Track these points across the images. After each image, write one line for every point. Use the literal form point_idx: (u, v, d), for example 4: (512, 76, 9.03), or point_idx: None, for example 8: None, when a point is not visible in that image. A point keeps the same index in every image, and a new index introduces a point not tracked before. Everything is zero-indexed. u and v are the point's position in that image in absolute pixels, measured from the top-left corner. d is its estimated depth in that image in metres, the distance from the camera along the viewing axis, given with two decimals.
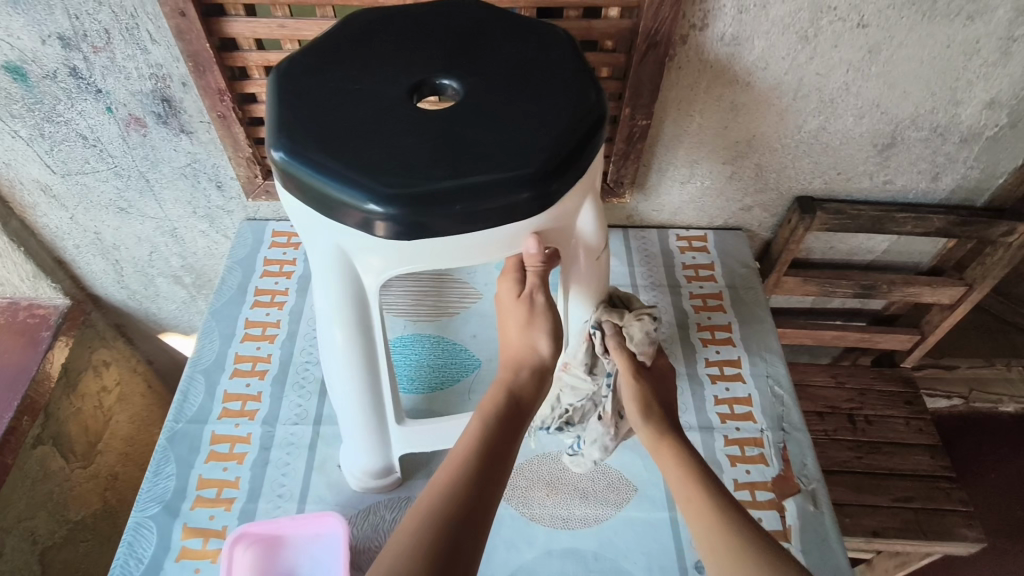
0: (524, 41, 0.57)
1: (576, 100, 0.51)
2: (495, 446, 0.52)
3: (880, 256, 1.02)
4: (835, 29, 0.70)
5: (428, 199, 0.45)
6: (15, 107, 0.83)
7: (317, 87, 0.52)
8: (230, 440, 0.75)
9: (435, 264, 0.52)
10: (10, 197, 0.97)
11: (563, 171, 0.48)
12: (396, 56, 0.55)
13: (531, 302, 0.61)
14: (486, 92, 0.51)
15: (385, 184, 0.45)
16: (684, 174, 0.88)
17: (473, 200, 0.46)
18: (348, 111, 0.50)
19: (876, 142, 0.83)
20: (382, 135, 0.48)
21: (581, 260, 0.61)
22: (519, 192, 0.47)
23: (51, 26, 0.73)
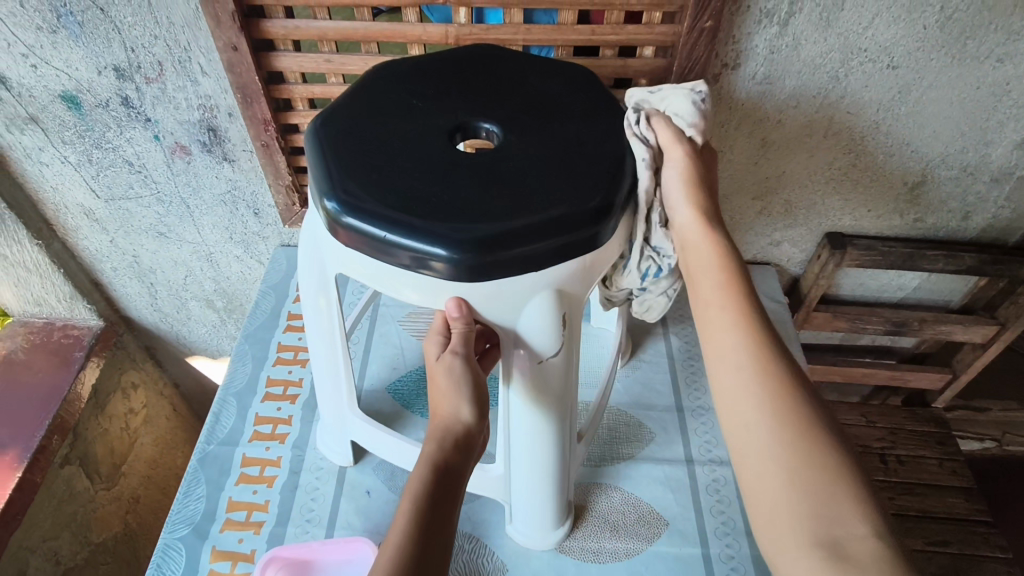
0: (599, 110, 0.55)
1: (579, 192, 0.48)
2: (433, 531, 0.46)
3: (911, 294, 1.01)
4: (866, 69, 0.72)
5: (367, 217, 0.45)
6: (67, 134, 0.86)
7: (389, 90, 0.55)
8: (261, 463, 0.75)
9: (370, 283, 0.50)
10: (55, 220, 1.00)
11: (504, 251, 0.45)
12: (465, 88, 0.56)
13: (450, 366, 0.52)
14: (513, 146, 0.51)
15: (347, 188, 0.47)
16: None
17: (402, 236, 0.45)
18: (386, 122, 0.52)
19: (907, 180, 0.83)
20: (385, 151, 0.49)
21: (522, 356, 0.52)
22: (447, 253, 0.45)
23: (107, 58, 0.77)
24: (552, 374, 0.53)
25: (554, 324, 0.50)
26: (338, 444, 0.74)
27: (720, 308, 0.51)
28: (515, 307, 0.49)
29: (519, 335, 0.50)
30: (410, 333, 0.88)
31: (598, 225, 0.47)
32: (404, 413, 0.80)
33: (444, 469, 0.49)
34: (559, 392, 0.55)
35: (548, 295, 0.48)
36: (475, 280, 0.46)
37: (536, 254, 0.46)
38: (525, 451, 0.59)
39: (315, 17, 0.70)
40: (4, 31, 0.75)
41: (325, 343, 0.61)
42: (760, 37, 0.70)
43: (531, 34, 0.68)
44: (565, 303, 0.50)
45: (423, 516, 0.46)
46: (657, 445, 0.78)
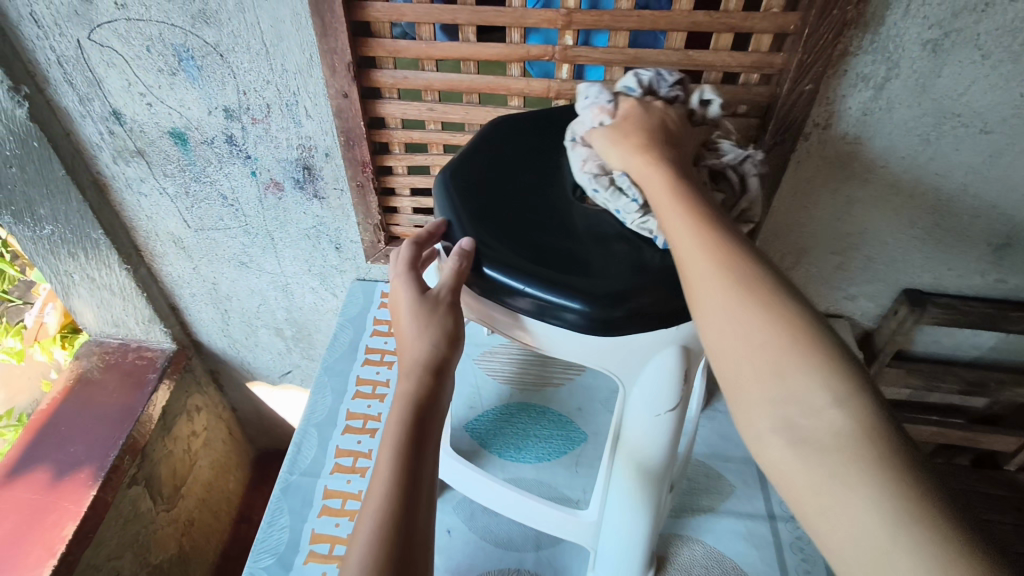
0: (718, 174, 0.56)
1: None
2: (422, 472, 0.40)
3: (986, 351, 0.99)
4: (958, 133, 0.72)
5: (506, 269, 0.48)
6: (169, 167, 0.91)
7: (510, 147, 0.57)
8: (342, 496, 0.76)
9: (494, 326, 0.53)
10: (144, 246, 1.04)
11: (638, 311, 0.46)
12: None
13: (434, 302, 0.48)
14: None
15: (485, 242, 0.49)
16: (790, 261, 0.90)
17: (537, 288, 0.47)
18: (512, 180, 0.54)
19: (991, 241, 0.83)
20: (516, 210, 0.52)
21: (642, 405, 0.52)
22: (583, 306, 0.46)
23: (219, 99, 0.82)
24: (668, 427, 0.53)
25: (676, 381, 0.49)
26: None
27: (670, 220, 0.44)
28: (638, 362, 0.49)
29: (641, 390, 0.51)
30: (486, 372, 0.89)
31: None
32: (482, 453, 0.80)
33: (423, 404, 0.43)
34: (670, 445, 0.55)
35: (674, 351, 0.48)
36: (604, 333, 0.47)
37: (668, 314, 0.47)
38: (619, 505, 0.60)
39: (424, 69, 0.73)
40: (128, 72, 0.80)
41: None
42: (854, 99, 0.71)
43: None
44: (689, 361, 0.49)
45: (410, 467, 0.40)
46: (737, 498, 0.77)
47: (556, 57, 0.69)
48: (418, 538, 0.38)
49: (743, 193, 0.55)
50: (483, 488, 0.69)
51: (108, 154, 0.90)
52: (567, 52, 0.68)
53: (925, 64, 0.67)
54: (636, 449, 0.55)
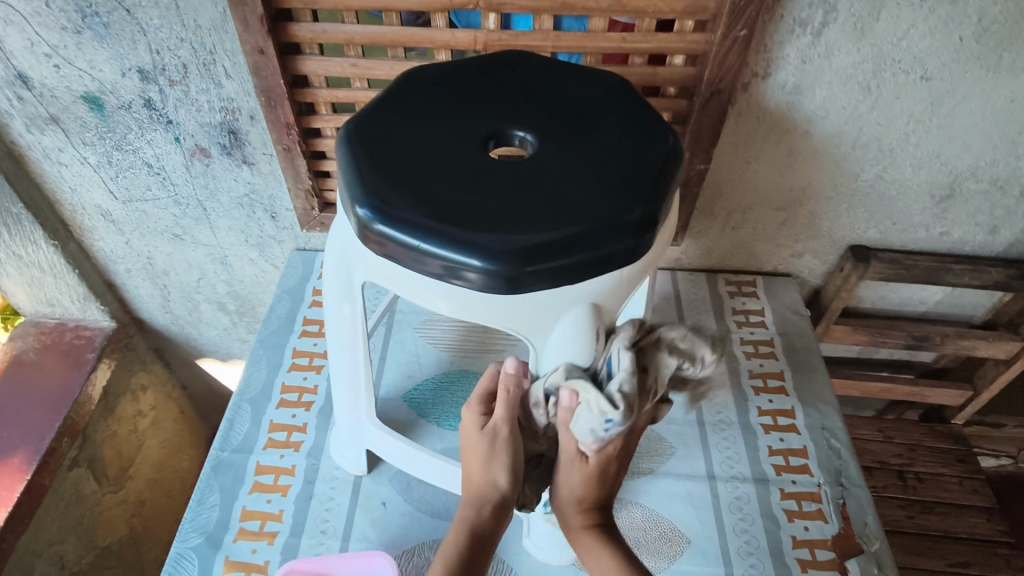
0: (638, 114, 0.51)
1: (620, 203, 0.44)
2: None
3: (932, 309, 1.01)
4: (899, 81, 0.70)
5: (402, 227, 0.43)
6: (87, 135, 0.85)
7: (420, 94, 0.53)
8: (275, 471, 0.74)
9: (403, 293, 0.48)
10: (72, 221, 0.99)
11: (542, 265, 0.42)
12: (497, 91, 0.53)
13: (494, 436, 0.55)
14: (551, 154, 0.48)
15: (381, 197, 0.44)
16: (737, 219, 0.89)
17: (437, 247, 0.43)
18: (417, 129, 0.49)
19: (934, 193, 0.82)
20: (419, 159, 0.47)
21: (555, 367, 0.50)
22: (483, 263, 0.42)
23: (131, 60, 0.76)
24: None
25: (586, 342, 0.47)
26: (353, 450, 0.72)
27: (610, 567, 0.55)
28: (548, 322, 0.46)
29: (552, 355, 0.48)
30: (426, 341, 0.87)
31: (635, 241, 0.44)
32: (419, 422, 0.78)
33: (475, 532, 0.54)
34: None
35: (583, 309, 0.46)
36: (512, 291, 0.44)
37: (579, 266, 0.43)
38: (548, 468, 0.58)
39: (343, 21, 0.69)
40: (29, 29, 0.74)
41: (347, 354, 0.60)
42: (792, 46, 0.69)
43: (562, 41, 0.67)
44: (599, 319, 0.47)
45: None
46: (678, 460, 0.76)
47: (480, 5, 0.65)
48: None
49: (666, 133, 0.50)
50: (417, 461, 0.67)
51: (20, 122, 0.84)
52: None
53: (863, 7, 0.65)
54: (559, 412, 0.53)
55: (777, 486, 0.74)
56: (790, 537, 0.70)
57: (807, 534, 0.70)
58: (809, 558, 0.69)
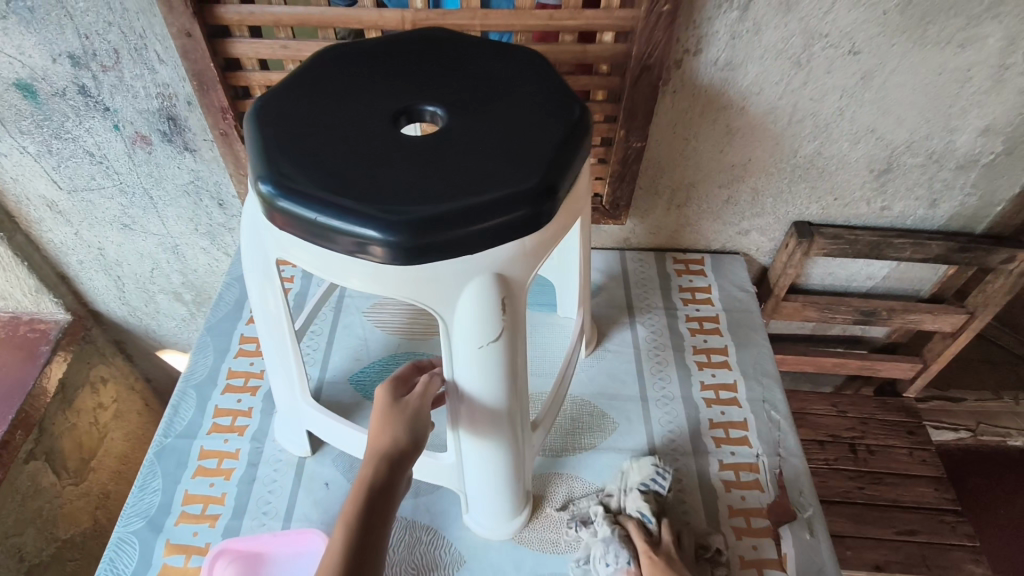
0: (547, 89, 0.52)
1: (519, 174, 0.45)
2: (368, 560, 0.49)
3: (880, 284, 1.02)
4: (828, 55, 0.71)
5: (301, 200, 0.43)
6: (24, 123, 0.84)
7: (333, 73, 0.53)
8: (219, 456, 0.74)
9: (313, 269, 0.48)
10: (17, 212, 0.97)
11: (439, 235, 0.43)
12: (411, 70, 0.54)
13: (405, 406, 0.56)
14: (458, 128, 0.48)
15: (283, 172, 0.44)
16: (682, 197, 0.89)
17: (334, 219, 0.43)
18: (327, 106, 0.50)
19: (873, 168, 0.83)
20: (326, 135, 0.47)
21: (464, 338, 0.49)
22: (382, 234, 0.42)
23: (61, 45, 0.75)
24: (496, 361, 0.51)
25: (493, 312, 0.48)
26: (295, 431, 0.72)
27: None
28: (453, 293, 0.47)
29: (460, 326, 0.49)
30: (374, 324, 0.87)
31: (533, 209, 0.44)
32: (364, 404, 0.79)
33: (376, 489, 0.52)
34: (508, 379, 0.53)
35: (487, 279, 0.46)
36: (415, 262, 0.44)
37: (477, 235, 0.43)
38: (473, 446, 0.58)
39: (270, 2, 0.69)
40: None
41: (274, 334, 0.60)
42: (720, 22, 0.69)
43: (489, 19, 0.67)
44: (504, 289, 0.47)
45: (356, 543, 0.49)
46: (620, 435, 0.77)
47: None
48: None
49: (574, 107, 0.51)
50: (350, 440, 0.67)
51: None
52: None
53: None
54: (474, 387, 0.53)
55: (716, 458, 0.76)
56: (726, 506, 0.72)
57: (744, 503, 0.72)
58: (744, 526, 0.70)
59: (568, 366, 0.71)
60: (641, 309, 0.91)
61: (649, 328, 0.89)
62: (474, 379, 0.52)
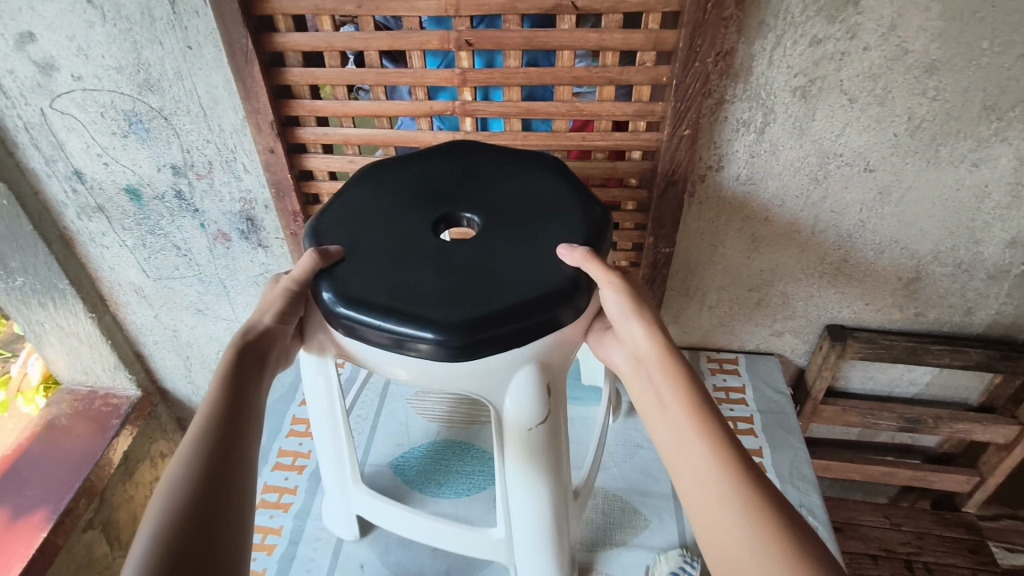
0: (564, 196, 0.60)
1: (552, 273, 0.52)
2: (243, 413, 0.47)
3: (924, 390, 1.01)
4: (844, 172, 0.76)
5: (364, 309, 0.50)
6: (127, 221, 0.97)
7: (378, 187, 0.61)
8: (263, 531, 0.78)
9: (366, 367, 0.54)
10: (109, 296, 1.09)
11: (489, 334, 0.48)
12: (447, 181, 0.62)
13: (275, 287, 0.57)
14: (492, 235, 0.55)
15: (346, 287, 0.51)
16: (712, 298, 0.93)
17: (392, 325, 0.49)
18: (377, 219, 0.57)
19: (901, 276, 0.85)
20: (378, 246, 0.55)
21: (514, 423, 0.54)
22: (435, 335, 0.48)
23: (166, 158, 0.89)
24: (543, 443, 0.55)
25: (538, 396, 0.53)
26: (342, 516, 0.75)
27: (678, 447, 0.47)
28: (503, 381, 0.52)
29: (511, 409, 0.54)
30: (417, 411, 0.92)
31: (566, 304, 0.51)
32: (402, 488, 0.82)
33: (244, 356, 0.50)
34: (553, 457, 0.56)
35: (531, 368, 0.52)
36: (463, 361, 0.50)
37: (521, 331, 0.49)
38: (525, 527, 0.60)
39: (342, 125, 0.80)
40: (85, 135, 0.87)
41: (324, 409, 0.64)
42: (739, 143, 0.76)
43: (530, 140, 0.76)
44: (547, 374, 0.53)
45: (230, 402, 0.47)
46: (651, 532, 0.77)
47: (457, 111, 0.75)
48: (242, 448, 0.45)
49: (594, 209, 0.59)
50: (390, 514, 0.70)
51: (73, 211, 0.97)
52: (466, 106, 0.74)
53: (799, 109, 0.72)
54: (522, 469, 0.56)
55: None
56: None
57: None
58: None
59: (597, 455, 0.74)
60: None
61: None
62: (519, 462, 0.56)
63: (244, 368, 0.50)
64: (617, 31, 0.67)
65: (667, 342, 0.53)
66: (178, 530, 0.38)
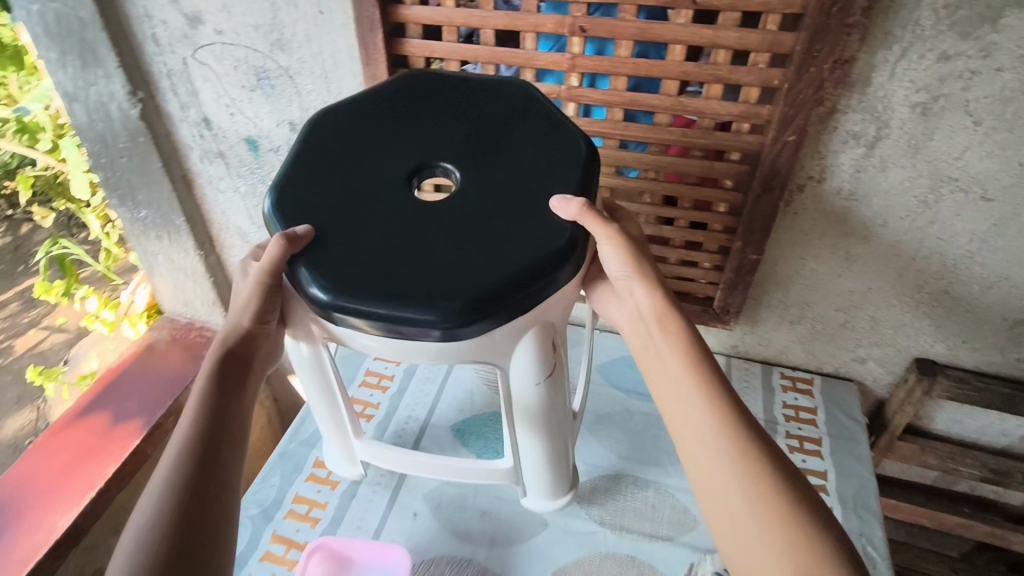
0: (547, 144, 0.65)
1: (546, 225, 0.58)
2: (227, 418, 0.57)
3: (1017, 443, 0.95)
4: (957, 198, 0.73)
5: (355, 301, 0.53)
6: (242, 170, 1.06)
7: (337, 153, 0.64)
8: (329, 467, 0.84)
9: (355, 346, 0.58)
10: (217, 237, 1.19)
11: (491, 308, 0.53)
12: (409, 137, 0.66)
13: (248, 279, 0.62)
14: (471, 197, 0.60)
15: (334, 281, 0.54)
16: (795, 313, 0.91)
17: (397, 314, 0.53)
18: (350, 189, 0.61)
19: (1007, 316, 0.81)
20: (358, 223, 0.58)
21: (522, 381, 0.61)
22: (437, 317, 0.52)
23: (286, 114, 0.96)
24: (547, 391, 0.63)
25: (541, 356, 0.60)
26: (343, 462, 0.79)
27: (679, 397, 0.59)
28: (508, 348, 0.58)
29: (518, 371, 0.61)
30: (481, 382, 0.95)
31: (568, 262, 0.56)
32: (459, 451, 0.86)
33: (227, 366, 0.59)
34: (555, 400, 0.65)
35: (536, 330, 0.58)
36: (467, 338, 0.54)
37: (526, 296, 0.54)
38: (535, 459, 0.70)
39: None
40: (218, 86, 0.95)
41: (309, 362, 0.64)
42: (845, 155, 0.74)
43: (629, 131, 0.77)
44: (547, 335, 0.59)
45: (214, 411, 0.56)
46: (699, 534, 0.77)
47: (562, 95, 0.77)
48: (222, 452, 0.55)
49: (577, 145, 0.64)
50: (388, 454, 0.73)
51: (197, 154, 1.06)
52: (571, 91, 0.76)
53: (916, 126, 0.69)
54: (530, 415, 0.65)
55: None
56: None
57: None
58: None
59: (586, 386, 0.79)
60: None
61: None
62: (534, 430, 0.66)
63: (227, 377, 0.59)
64: (734, 29, 0.66)
65: (666, 299, 0.63)
66: (170, 529, 0.49)
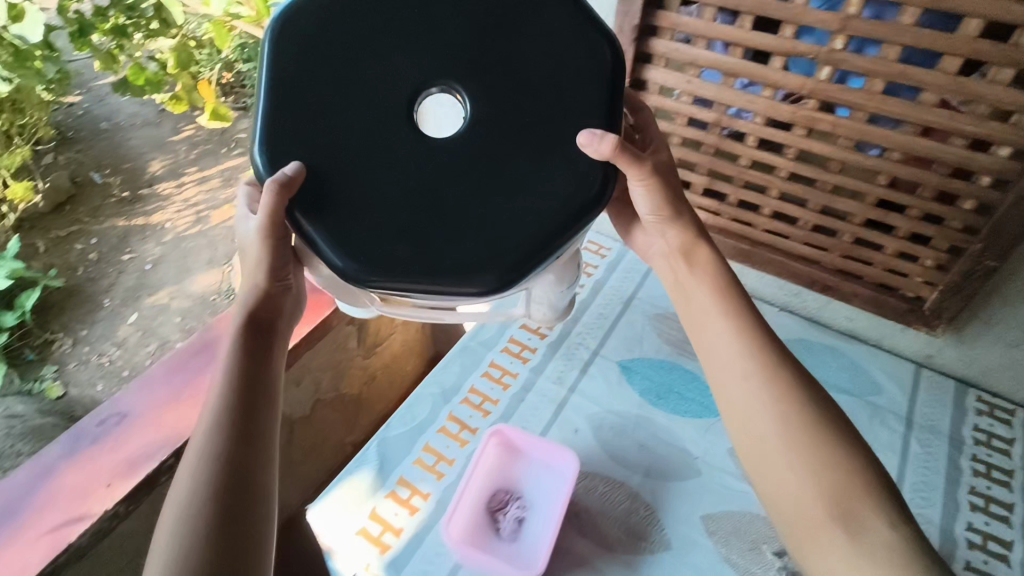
0: (561, 49, 0.55)
1: (571, 166, 0.55)
2: (259, 377, 0.56)
3: None
4: None
5: (392, 282, 0.54)
6: None
7: (309, 66, 0.54)
8: (503, 370, 0.92)
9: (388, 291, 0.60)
10: None
11: (529, 265, 0.55)
12: (387, 37, 0.54)
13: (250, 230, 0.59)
14: (482, 137, 0.55)
15: (366, 261, 0.54)
16: (1016, 335, 0.83)
17: (440, 289, 0.54)
18: (343, 125, 0.54)
19: None
20: (366, 176, 0.54)
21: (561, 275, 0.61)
22: (477, 285, 0.54)
23: None
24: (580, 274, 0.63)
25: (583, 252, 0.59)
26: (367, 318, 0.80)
27: (702, 317, 0.64)
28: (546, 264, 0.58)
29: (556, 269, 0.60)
30: (655, 330, 0.96)
31: (600, 206, 0.56)
32: (624, 386, 0.89)
33: (250, 326, 0.58)
34: None
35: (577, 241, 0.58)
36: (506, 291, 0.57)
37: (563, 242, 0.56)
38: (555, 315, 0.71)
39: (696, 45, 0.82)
40: None
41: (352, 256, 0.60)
42: None
43: (886, 105, 0.73)
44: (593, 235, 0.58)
45: (246, 373, 0.55)
46: None
47: (820, 56, 0.74)
48: (258, 413, 0.54)
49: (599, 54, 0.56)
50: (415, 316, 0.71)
51: None
52: (832, 54, 0.73)
53: None
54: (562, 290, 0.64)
55: None
56: None
57: None
58: None
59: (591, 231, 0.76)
60: (921, 427, 0.87)
61: (924, 446, 0.85)
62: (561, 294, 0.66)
63: (255, 339, 0.58)
64: None
65: (685, 222, 0.66)
66: (218, 500, 0.48)
